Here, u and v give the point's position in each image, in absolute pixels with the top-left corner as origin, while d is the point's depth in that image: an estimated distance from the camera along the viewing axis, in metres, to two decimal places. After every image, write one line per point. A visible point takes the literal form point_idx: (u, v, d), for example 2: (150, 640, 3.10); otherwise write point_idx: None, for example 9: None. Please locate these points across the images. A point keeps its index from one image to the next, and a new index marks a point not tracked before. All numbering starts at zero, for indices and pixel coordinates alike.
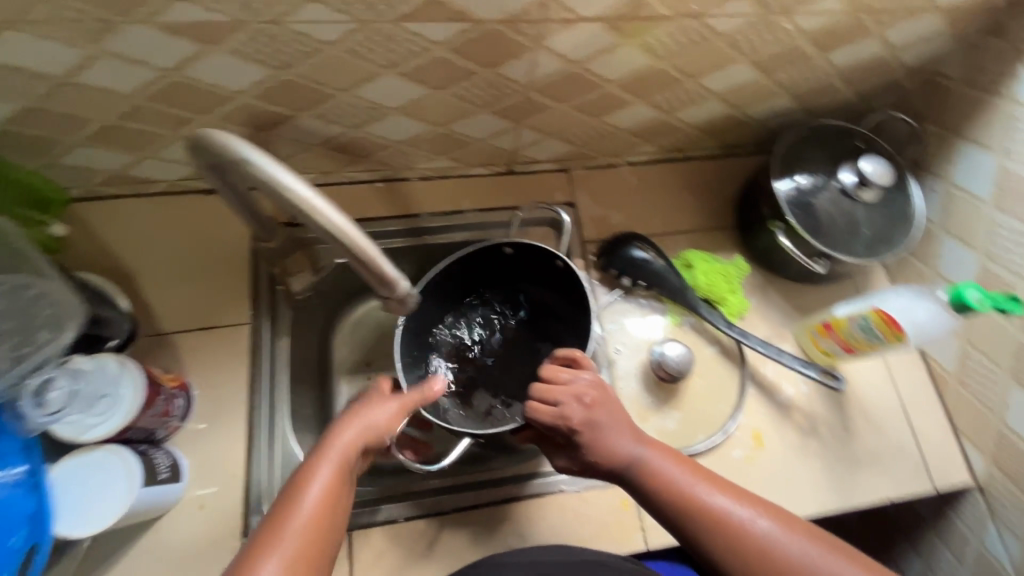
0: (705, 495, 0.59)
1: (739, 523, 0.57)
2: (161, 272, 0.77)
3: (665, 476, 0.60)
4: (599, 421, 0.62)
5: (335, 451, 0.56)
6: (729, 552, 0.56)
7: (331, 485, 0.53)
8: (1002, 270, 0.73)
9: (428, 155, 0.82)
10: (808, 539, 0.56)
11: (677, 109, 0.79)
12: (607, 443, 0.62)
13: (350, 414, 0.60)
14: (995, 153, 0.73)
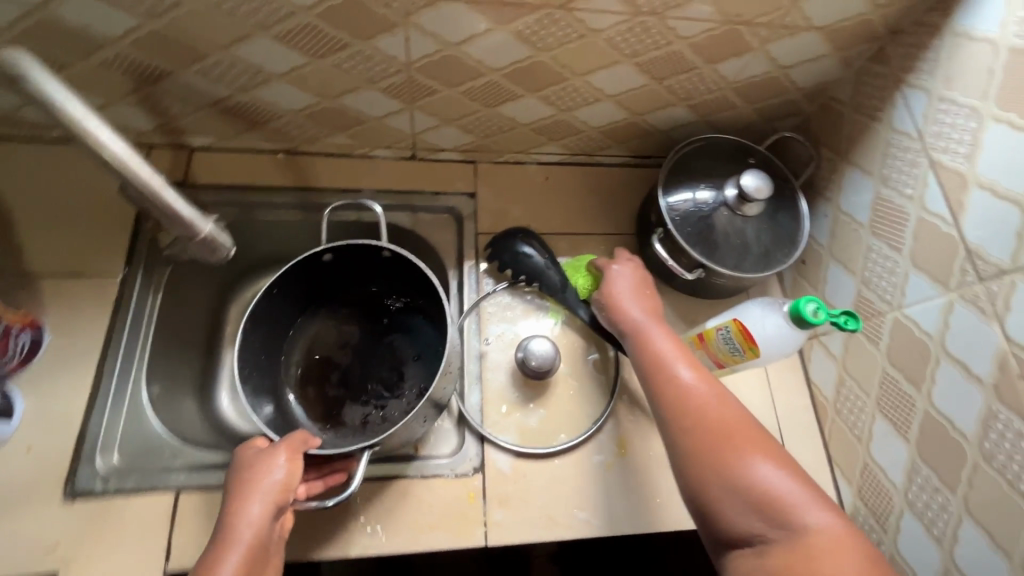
0: (669, 350, 0.63)
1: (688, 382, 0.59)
2: (41, 217, 0.77)
3: (646, 334, 0.65)
4: (623, 289, 0.72)
5: (243, 535, 0.53)
6: (667, 399, 0.59)
7: (242, 573, 0.51)
8: (874, 296, 0.72)
9: (326, 131, 0.83)
10: (742, 424, 0.55)
11: (572, 107, 0.80)
12: (620, 298, 0.71)
13: (239, 485, 0.56)
14: (873, 178, 0.73)
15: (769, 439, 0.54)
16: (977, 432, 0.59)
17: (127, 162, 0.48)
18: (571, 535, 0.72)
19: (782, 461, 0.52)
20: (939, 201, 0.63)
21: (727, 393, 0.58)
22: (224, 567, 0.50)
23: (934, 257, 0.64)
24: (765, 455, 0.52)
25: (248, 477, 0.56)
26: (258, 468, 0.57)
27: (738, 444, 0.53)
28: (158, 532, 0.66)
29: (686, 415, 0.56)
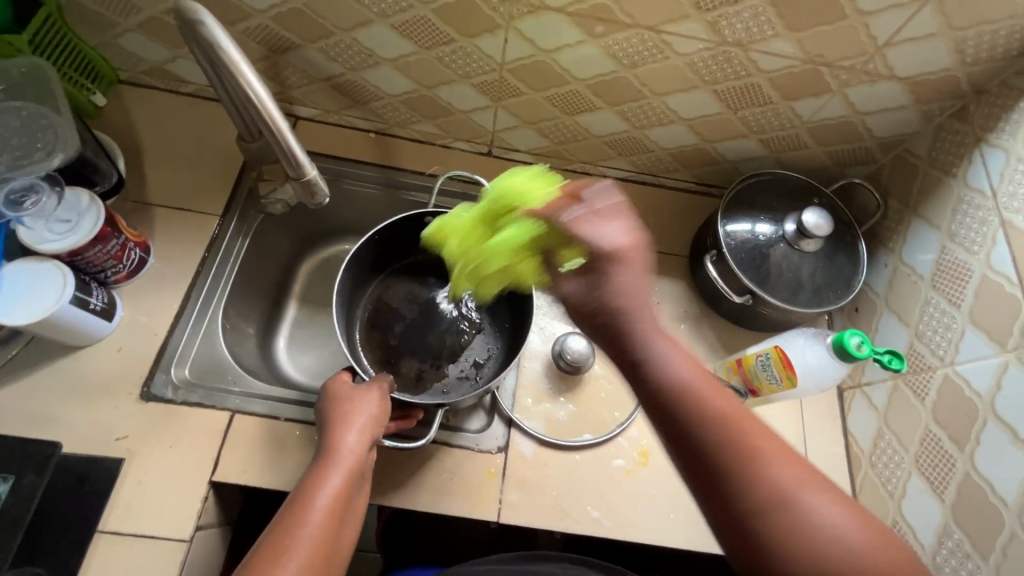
0: (704, 392, 0.48)
1: (743, 441, 0.46)
2: (165, 156, 0.89)
3: (671, 373, 0.48)
4: (627, 294, 0.51)
5: (345, 458, 0.59)
6: (724, 466, 0.45)
7: (343, 489, 0.56)
8: (925, 350, 0.71)
9: (416, 118, 0.91)
10: (809, 483, 0.45)
11: (646, 126, 0.84)
12: (624, 313, 0.51)
13: (339, 418, 0.63)
14: (940, 232, 0.72)
15: (837, 490, 0.45)
16: (1019, 499, 0.57)
17: (265, 104, 0.55)
18: (579, 529, 0.74)
19: (846, 509, 0.44)
20: (1006, 262, 0.63)
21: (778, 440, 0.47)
22: (330, 481, 0.56)
23: (994, 317, 0.63)
24: (830, 504, 0.44)
25: (346, 411, 0.64)
26: (357, 405, 0.64)
27: (803, 501, 0.44)
28: (210, 444, 0.73)
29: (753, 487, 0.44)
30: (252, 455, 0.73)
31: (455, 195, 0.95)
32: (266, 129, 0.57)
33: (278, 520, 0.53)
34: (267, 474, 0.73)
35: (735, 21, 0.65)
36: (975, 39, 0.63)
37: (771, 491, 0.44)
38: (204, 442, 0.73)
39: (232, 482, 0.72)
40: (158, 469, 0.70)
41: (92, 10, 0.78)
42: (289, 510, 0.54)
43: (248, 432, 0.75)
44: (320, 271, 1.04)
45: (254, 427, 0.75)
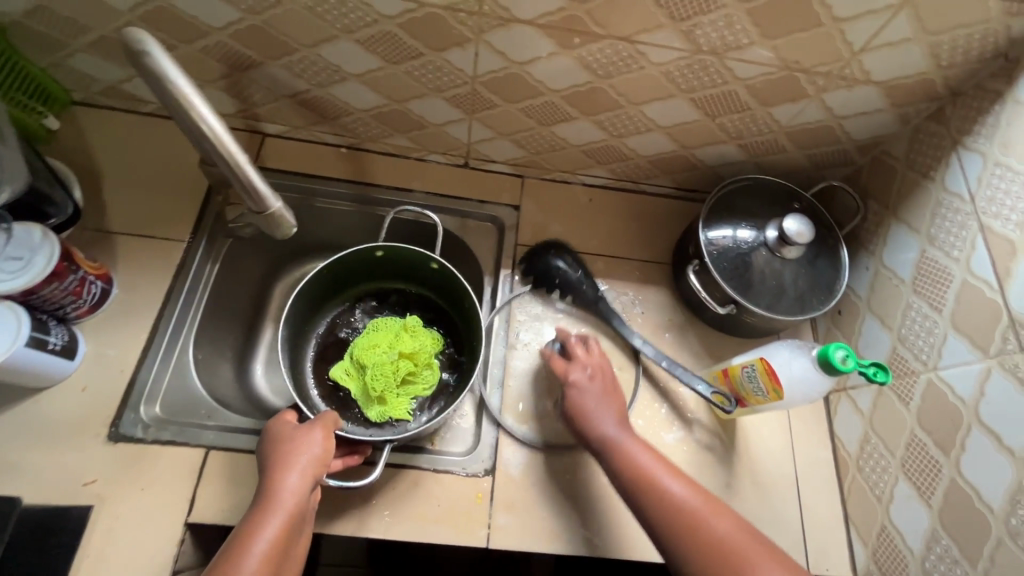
0: (656, 469, 0.64)
1: (689, 511, 0.60)
2: (126, 181, 0.85)
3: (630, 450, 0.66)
4: (597, 395, 0.72)
5: (285, 500, 0.58)
6: (677, 538, 0.59)
7: (279, 537, 0.56)
8: (908, 354, 0.71)
9: (388, 132, 0.88)
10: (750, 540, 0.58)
11: (624, 134, 0.83)
12: (589, 414, 0.70)
13: (279, 459, 0.61)
14: (919, 236, 0.72)
15: (753, 533, 0.59)
16: (1005, 506, 0.57)
17: (221, 138, 0.52)
18: (570, 549, 0.73)
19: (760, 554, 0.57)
20: (986, 266, 0.62)
21: (719, 504, 0.62)
22: (263, 531, 0.55)
23: (974, 323, 0.63)
24: (758, 557, 0.57)
25: (286, 450, 0.62)
26: (297, 443, 0.62)
27: (735, 556, 0.57)
28: (185, 483, 0.70)
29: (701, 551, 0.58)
30: (230, 492, 0.71)
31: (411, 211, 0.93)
32: (217, 158, 0.53)
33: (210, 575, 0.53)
34: (246, 511, 0.70)
35: (710, 30, 0.63)
36: (950, 43, 0.62)
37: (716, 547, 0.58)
38: (179, 482, 0.70)
39: (210, 521, 0.69)
40: (132, 513, 0.68)
41: (36, 31, 0.73)
42: (220, 564, 0.53)
43: (226, 468, 0.72)
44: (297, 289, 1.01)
45: (231, 462, 0.73)
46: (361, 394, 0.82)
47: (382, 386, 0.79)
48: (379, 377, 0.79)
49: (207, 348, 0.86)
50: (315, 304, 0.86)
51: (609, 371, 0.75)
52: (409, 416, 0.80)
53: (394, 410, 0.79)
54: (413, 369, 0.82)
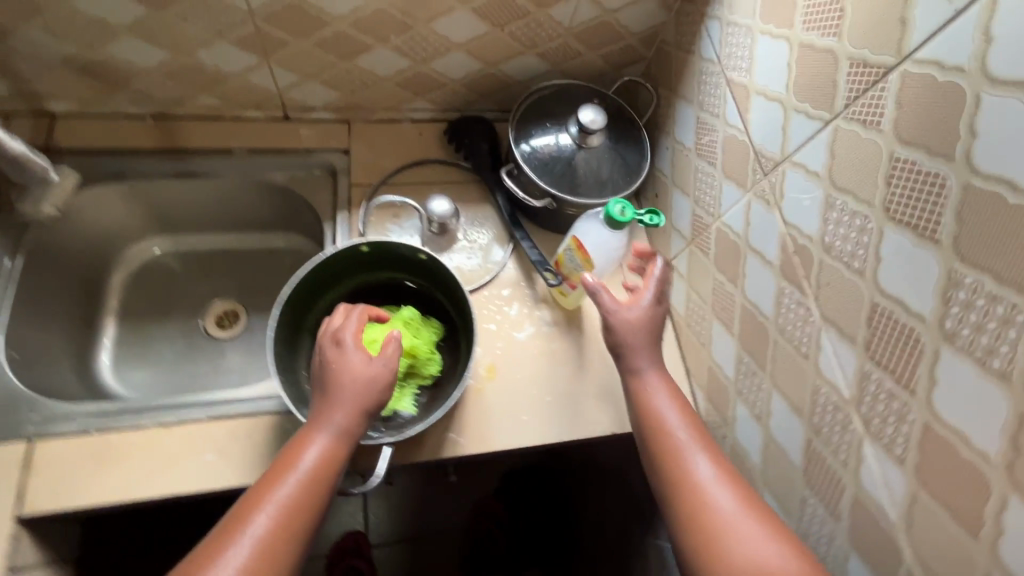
0: (676, 428, 0.62)
1: (703, 470, 0.59)
2: None
3: (650, 397, 0.66)
4: (641, 332, 0.68)
5: (326, 433, 0.59)
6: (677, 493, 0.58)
7: (326, 457, 0.58)
8: (703, 213, 0.79)
9: (190, 91, 0.85)
10: (754, 513, 0.55)
11: (427, 58, 0.85)
12: (630, 351, 0.68)
13: (331, 381, 0.60)
14: (694, 106, 0.80)
15: (781, 531, 0.54)
16: (774, 311, 0.65)
17: None
18: (438, 456, 0.75)
19: (777, 533, 0.54)
20: (735, 115, 0.71)
21: (743, 485, 0.58)
22: (312, 444, 0.58)
23: (736, 166, 0.71)
24: (765, 532, 0.54)
25: (337, 369, 0.61)
26: (350, 366, 0.61)
27: (738, 526, 0.54)
28: (10, 479, 0.66)
29: (695, 506, 0.57)
30: (65, 478, 0.67)
31: (234, 171, 0.90)
32: None
33: (253, 492, 0.55)
34: (84, 492, 0.67)
35: None
36: None
37: (710, 520, 0.56)
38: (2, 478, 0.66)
39: (42, 512, 0.65)
40: None
41: None
42: (278, 464, 0.57)
43: (56, 453, 0.68)
44: (138, 279, 0.98)
45: (61, 447, 0.68)
46: None
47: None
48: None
49: (28, 348, 0.80)
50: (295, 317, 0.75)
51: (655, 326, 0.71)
52: (414, 409, 0.75)
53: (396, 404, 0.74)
54: (412, 362, 0.76)
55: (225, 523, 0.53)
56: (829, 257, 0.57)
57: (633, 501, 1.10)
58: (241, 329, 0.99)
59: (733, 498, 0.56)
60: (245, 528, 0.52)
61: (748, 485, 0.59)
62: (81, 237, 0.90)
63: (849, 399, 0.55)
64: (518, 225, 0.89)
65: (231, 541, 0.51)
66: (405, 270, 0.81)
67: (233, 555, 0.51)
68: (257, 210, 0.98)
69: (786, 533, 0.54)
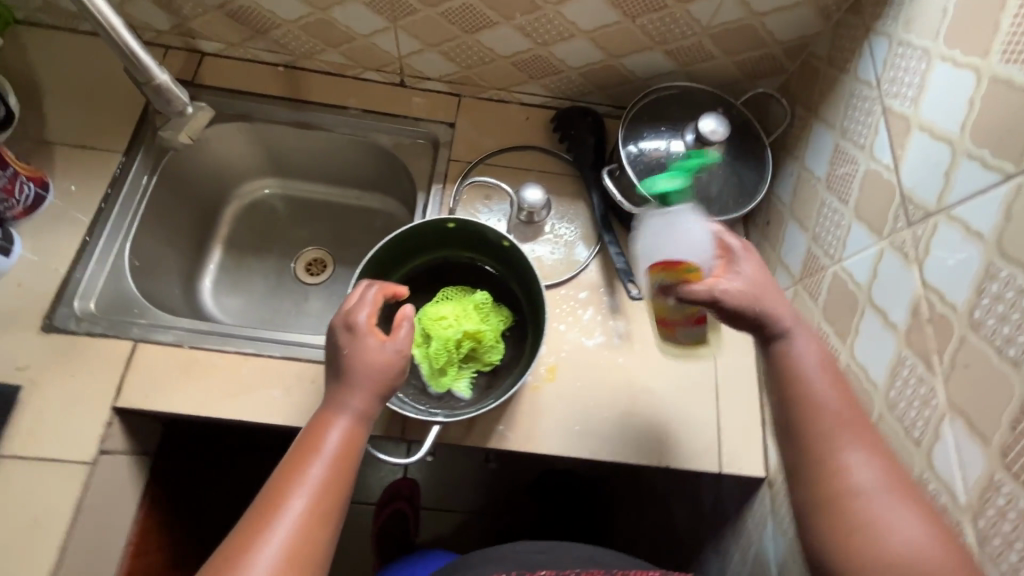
0: (816, 380, 0.54)
1: (845, 431, 0.51)
2: (63, 96, 0.87)
3: (794, 348, 0.55)
4: (754, 291, 0.56)
5: (342, 418, 0.57)
6: (813, 461, 0.51)
7: (349, 442, 0.56)
8: (820, 252, 0.71)
9: (320, 46, 0.89)
10: (895, 486, 0.48)
11: (549, 42, 0.82)
12: (755, 305, 0.55)
13: (347, 366, 0.58)
14: (835, 131, 0.71)
15: (926, 509, 0.47)
16: (886, 381, 0.57)
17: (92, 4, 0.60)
18: (485, 443, 0.75)
19: (921, 508, 0.47)
20: (885, 150, 0.61)
21: (886, 452, 0.51)
22: (334, 427, 0.56)
23: (874, 208, 0.62)
24: (907, 506, 0.47)
25: (351, 355, 0.58)
26: (364, 353, 0.58)
27: (880, 500, 0.48)
28: (113, 373, 0.74)
29: (838, 469, 0.50)
30: (156, 382, 0.74)
31: (345, 129, 0.94)
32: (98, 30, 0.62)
33: (274, 486, 0.53)
34: (170, 400, 0.74)
35: None
36: None
37: (848, 489, 0.49)
38: (107, 371, 0.74)
39: (135, 406, 0.73)
40: (61, 396, 0.71)
41: None
42: (297, 450, 0.55)
43: (152, 359, 0.75)
44: (248, 214, 1.06)
45: (157, 354, 0.75)
46: (423, 363, 0.75)
47: (444, 359, 0.74)
48: (443, 352, 0.74)
49: (148, 259, 0.89)
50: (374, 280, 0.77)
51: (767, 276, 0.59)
52: (469, 392, 0.76)
53: (454, 383, 0.75)
54: (475, 346, 0.75)
55: (248, 523, 0.50)
56: (975, 335, 0.48)
57: (671, 532, 1.04)
58: (326, 278, 1.05)
59: (881, 468, 0.49)
60: (278, 513, 0.51)
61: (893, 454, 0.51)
62: (205, 166, 0.97)
63: (965, 506, 0.47)
64: (609, 229, 0.85)
65: (265, 527, 0.50)
66: (486, 255, 0.80)
67: (271, 541, 0.49)
68: (359, 169, 1.02)
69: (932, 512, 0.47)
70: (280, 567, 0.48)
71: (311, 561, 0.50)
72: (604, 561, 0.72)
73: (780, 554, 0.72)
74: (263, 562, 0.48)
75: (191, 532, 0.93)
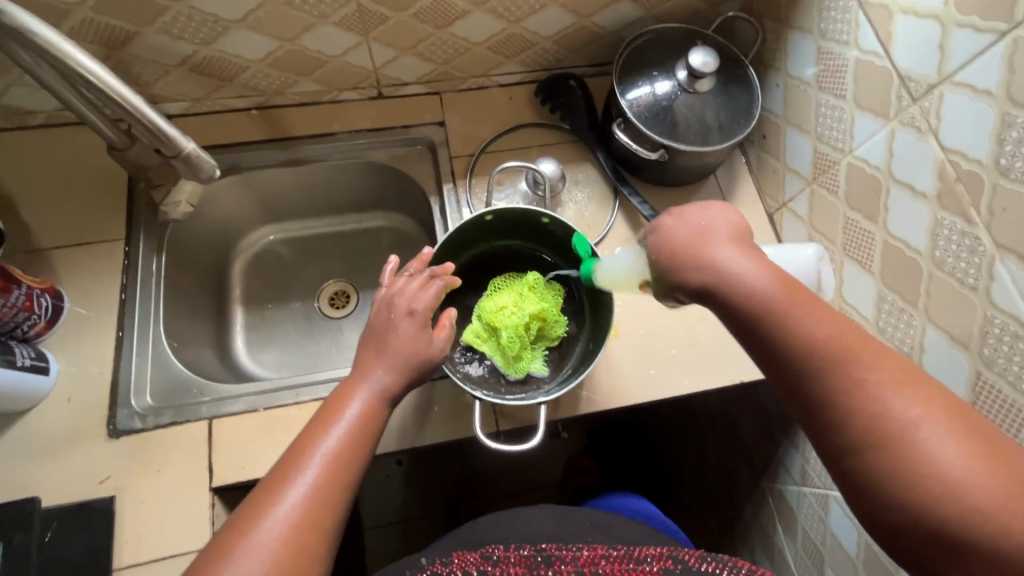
0: (789, 302, 0.49)
1: (857, 360, 0.46)
2: (40, 197, 0.82)
3: (751, 279, 0.51)
4: (688, 252, 0.55)
5: (356, 402, 0.58)
6: (817, 396, 0.46)
7: (365, 418, 0.57)
8: (827, 148, 0.76)
9: (292, 78, 0.86)
10: (922, 407, 0.43)
11: (521, 17, 0.83)
12: (703, 261, 0.54)
13: (381, 341, 0.62)
14: (813, 35, 0.76)
15: (963, 424, 0.42)
16: (928, 244, 0.63)
17: (106, 82, 0.57)
18: (575, 411, 0.78)
19: (954, 425, 0.42)
20: (871, 39, 0.66)
21: (905, 369, 0.45)
22: (357, 397, 0.58)
23: (874, 94, 0.67)
24: (935, 423, 0.42)
25: (388, 334, 0.62)
26: (408, 336, 0.62)
27: (903, 423, 0.42)
28: (198, 456, 0.72)
29: (851, 404, 0.44)
30: (245, 452, 0.73)
31: (336, 154, 0.92)
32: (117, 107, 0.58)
33: (281, 465, 0.52)
34: (264, 464, 0.73)
35: None
36: None
37: (877, 425, 0.43)
38: (192, 455, 0.72)
39: (232, 481, 0.72)
40: (155, 493, 0.70)
41: None
42: (319, 419, 0.57)
43: (232, 431, 0.74)
44: (255, 267, 1.03)
45: (235, 425, 0.74)
46: (497, 355, 0.77)
47: (518, 345, 0.76)
48: (515, 339, 0.76)
49: (180, 338, 0.86)
50: None
51: (708, 227, 0.57)
52: (546, 369, 0.78)
53: (531, 365, 0.77)
54: (542, 325, 0.78)
55: (248, 504, 0.50)
56: (1006, 180, 0.54)
57: (739, 445, 1.10)
58: (353, 307, 1.04)
59: (907, 390, 0.43)
60: (289, 485, 0.50)
61: (912, 369, 0.45)
62: (203, 231, 0.94)
63: None
64: (624, 181, 0.88)
65: (283, 488, 0.50)
66: (522, 238, 0.82)
67: (285, 503, 0.49)
68: (358, 190, 1.01)
69: (978, 428, 0.42)
70: (291, 534, 0.48)
71: (321, 532, 0.49)
72: (616, 531, 0.69)
73: None
74: (274, 527, 0.48)
75: None
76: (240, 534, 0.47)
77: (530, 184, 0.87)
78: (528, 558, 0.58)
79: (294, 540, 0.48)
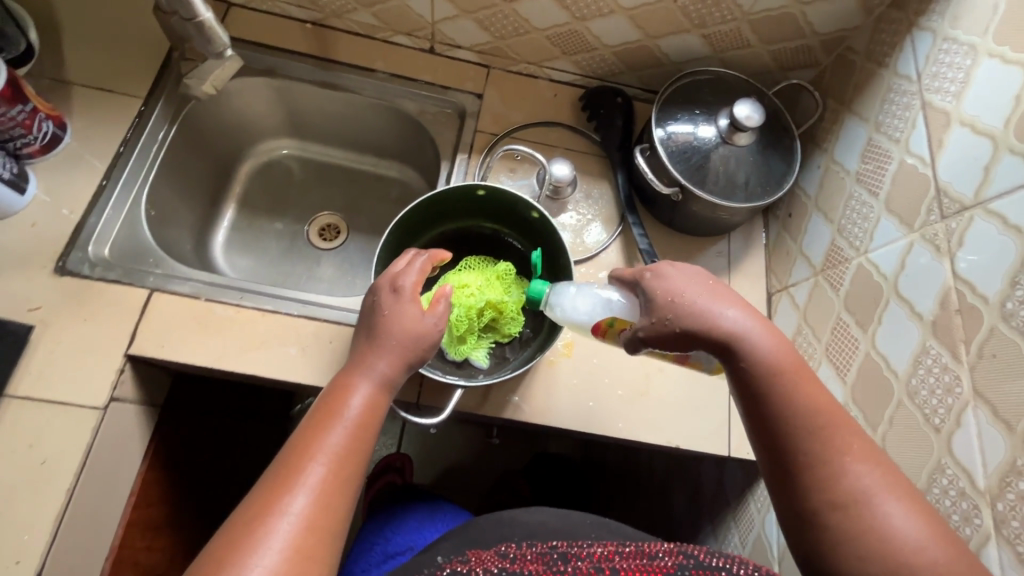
0: (783, 360, 0.50)
1: (832, 432, 0.48)
2: (83, 35, 0.84)
3: (757, 336, 0.51)
4: (695, 290, 0.52)
5: (358, 401, 0.51)
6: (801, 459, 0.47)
7: (369, 410, 0.52)
8: (844, 243, 0.71)
9: (352, 5, 0.87)
10: (893, 489, 0.45)
11: (586, 17, 0.81)
12: (712, 306, 0.51)
13: (378, 329, 0.55)
14: (868, 125, 0.72)
15: (919, 506, 0.45)
16: (908, 369, 0.58)
17: None
18: (500, 413, 0.75)
19: (911, 503, 0.45)
20: (922, 144, 0.62)
21: (870, 446, 0.48)
22: (356, 391, 0.52)
23: (907, 201, 0.63)
24: (898, 499, 0.45)
25: (387, 319, 0.55)
26: (400, 318, 0.55)
27: (870, 495, 0.45)
28: (127, 319, 0.72)
29: (832, 476, 0.46)
30: (170, 332, 0.73)
31: (370, 90, 0.92)
32: None
33: (277, 472, 0.46)
34: (184, 351, 0.72)
35: None
36: None
37: (841, 488, 0.45)
38: (123, 317, 0.72)
39: (147, 355, 0.71)
40: (73, 338, 0.70)
41: None
42: (316, 416, 0.50)
43: (167, 309, 0.74)
44: (263, 173, 1.04)
45: (172, 303, 0.74)
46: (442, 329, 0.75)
47: (465, 327, 0.73)
48: (464, 320, 0.73)
49: (162, 211, 0.87)
50: (401, 244, 0.77)
51: (708, 275, 0.54)
52: (486, 361, 0.76)
53: (473, 351, 0.75)
54: (496, 316, 0.75)
55: (245, 517, 0.43)
56: (1005, 326, 0.49)
57: (664, 516, 1.04)
58: (339, 243, 1.03)
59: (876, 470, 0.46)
60: (288, 495, 0.44)
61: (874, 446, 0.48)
62: (224, 121, 0.96)
63: (984, 491, 0.49)
64: (633, 210, 0.85)
65: (281, 498, 0.44)
66: (512, 229, 0.81)
67: (292, 508, 0.44)
68: (381, 133, 1.01)
69: (933, 517, 0.44)
70: (295, 542, 0.43)
71: (325, 535, 0.44)
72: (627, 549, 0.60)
73: (780, 542, 0.74)
74: (278, 535, 0.42)
75: (195, 493, 0.91)
76: (241, 549, 0.41)
77: (539, 180, 0.85)
78: (544, 553, 0.50)
79: (304, 545, 0.43)
